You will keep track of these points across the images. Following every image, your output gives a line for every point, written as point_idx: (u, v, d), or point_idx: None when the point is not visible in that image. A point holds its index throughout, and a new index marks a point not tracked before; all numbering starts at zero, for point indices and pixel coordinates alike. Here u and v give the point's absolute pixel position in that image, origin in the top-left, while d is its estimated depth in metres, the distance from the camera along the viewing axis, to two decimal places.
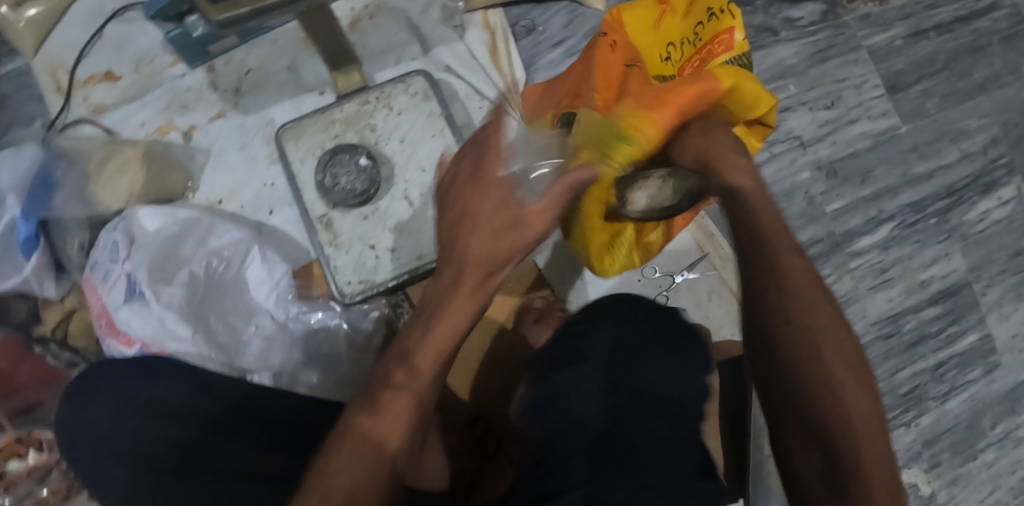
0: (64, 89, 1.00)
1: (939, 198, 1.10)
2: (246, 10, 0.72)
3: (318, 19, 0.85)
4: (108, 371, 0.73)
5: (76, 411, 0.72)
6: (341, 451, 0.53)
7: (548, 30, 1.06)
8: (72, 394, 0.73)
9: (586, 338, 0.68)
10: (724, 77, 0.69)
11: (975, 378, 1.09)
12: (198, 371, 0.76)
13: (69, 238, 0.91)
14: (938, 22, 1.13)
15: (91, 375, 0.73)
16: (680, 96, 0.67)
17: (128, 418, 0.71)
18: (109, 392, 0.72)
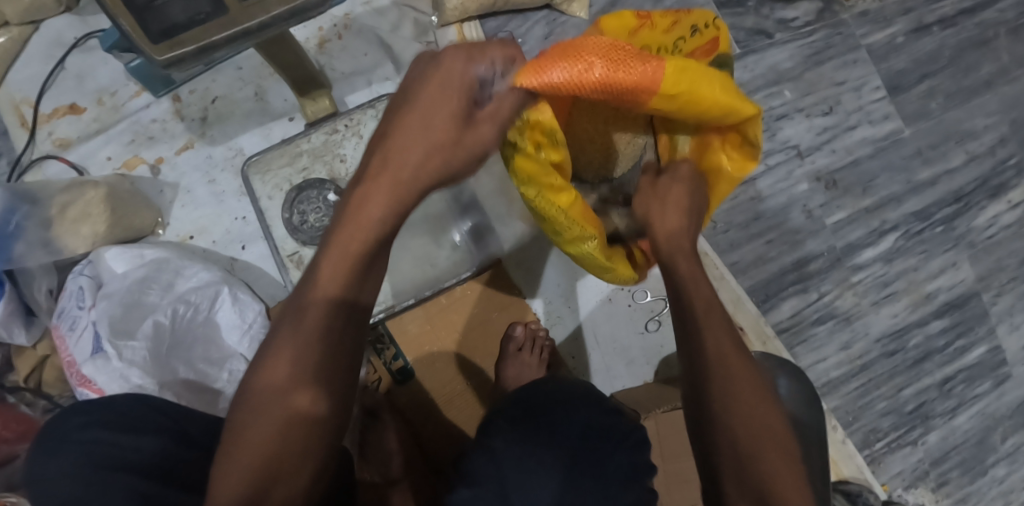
0: (29, 124, 0.96)
1: (945, 205, 1.04)
2: (194, 50, 0.64)
3: (284, 48, 0.82)
4: (73, 428, 0.67)
5: (37, 467, 0.66)
6: (264, 406, 0.53)
7: (526, 43, 1.01)
8: (39, 452, 0.66)
9: (556, 430, 0.66)
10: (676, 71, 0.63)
11: (983, 392, 1.05)
12: (174, 418, 0.71)
13: (37, 283, 0.88)
14: (942, 15, 1.05)
15: (61, 435, 0.67)
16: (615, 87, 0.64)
17: (96, 478, 0.63)
18: (74, 451, 0.66)
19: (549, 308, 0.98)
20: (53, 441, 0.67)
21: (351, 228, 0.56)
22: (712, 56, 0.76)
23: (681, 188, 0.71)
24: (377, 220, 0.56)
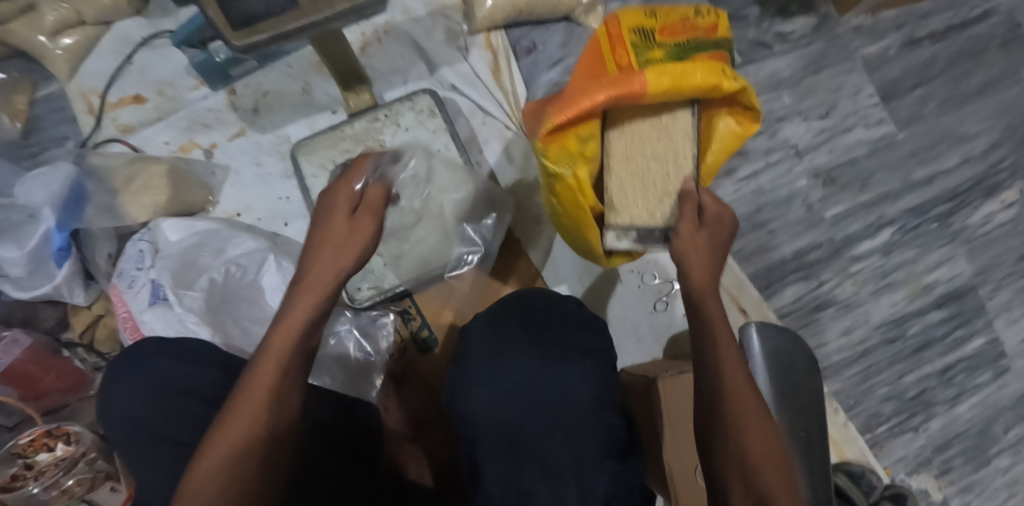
0: (96, 111, 1.07)
1: (941, 202, 1.11)
2: (265, 36, 0.74)
3: (333, 44, 0.91)
4: (148, 357, 0.77)
5: (115, 394, 0.76)
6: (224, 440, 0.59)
7: (546, 50, 1.10)
8: (106, 383, 0.78)
9: (557, 387, 0.73)
10: (660, 76, 0.75)
11: (984, 382, 1.09)
12: (227, 359, 0.80)
13: (98, 248, 0.97)
14: (932, 31, 1.15)
15: (126, 361, 0.78)
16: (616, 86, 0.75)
17: (165, 402, 0.75)
18: (147, 377, 0.76)
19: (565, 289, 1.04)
20: (123, 368, 0.78)
21: (308, 289, 0.66)
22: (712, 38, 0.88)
23: (712, 241, 0.72)
24: (312, 308, 0.65)
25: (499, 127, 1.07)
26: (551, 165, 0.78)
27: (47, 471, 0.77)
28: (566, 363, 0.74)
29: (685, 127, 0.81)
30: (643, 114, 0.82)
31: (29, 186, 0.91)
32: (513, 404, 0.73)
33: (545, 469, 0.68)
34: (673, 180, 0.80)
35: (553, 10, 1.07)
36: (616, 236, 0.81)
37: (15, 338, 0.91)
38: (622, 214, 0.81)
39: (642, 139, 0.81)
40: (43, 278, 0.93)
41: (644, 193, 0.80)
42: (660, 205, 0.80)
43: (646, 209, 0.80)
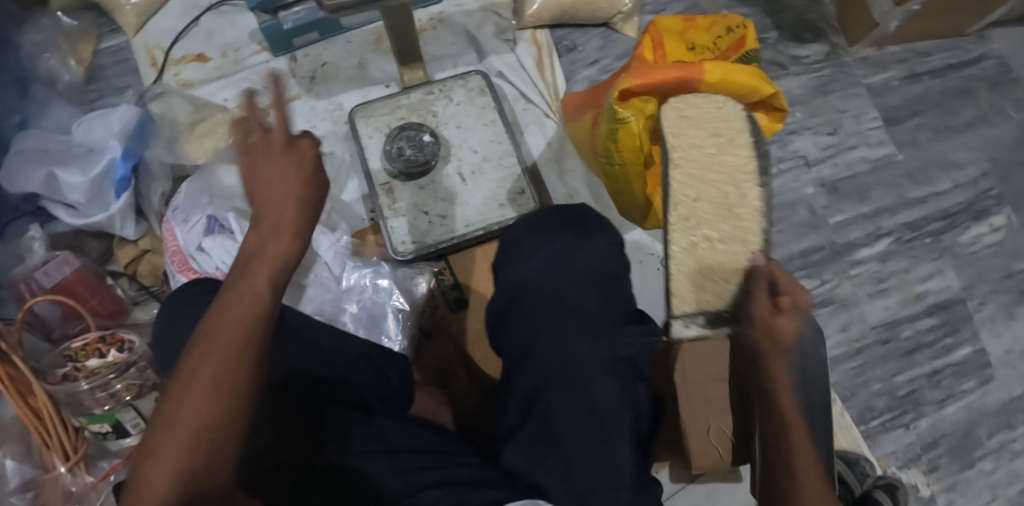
0: (159, 65, 1.13)
1: (934, 220, 1.21)
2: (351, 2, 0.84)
3: (402, 22, 0.98)
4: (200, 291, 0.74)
5: (165, 323, 0.73)
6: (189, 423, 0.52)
7: (585, 51, 1.20)
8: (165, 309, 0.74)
9: (592, 262, 0.77)
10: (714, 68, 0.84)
11: (970, 388, 1.14)
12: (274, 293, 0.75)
13: (153, 185, 1.01)
14: (932, 68, 1.28)
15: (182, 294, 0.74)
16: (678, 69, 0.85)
17: None
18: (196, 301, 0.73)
19: None
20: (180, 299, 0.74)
21: (266, 250, 0.59)
22: (742, 51, 0.94)
23: (791, 329, 0.67)
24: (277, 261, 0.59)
25: (538, 114, 1.15)
26: (618, 111, 0.85)
27: (100, 370, 0.78)
28: (586, 234, 0.79)
29: (753, 201, 0.78)
30: (709, 193, 0.79)
31: (87, 125, 1.00)
32: (554, 284, 0.75)
33: (587, 329, 0.72)
34: (740, 260, 0.76)
35: (592, 15, 1.17)
36: (683, 324, 0.78)
37: (66, 258, 0.94)
38: (688, 300, 0.77)
39: (707, 223, 0.78)
40: (99, 207, 0.98)
41: (709, 277, 0.77)
42: (726, 285, 0.76)
43: (713, 293, 0.76)
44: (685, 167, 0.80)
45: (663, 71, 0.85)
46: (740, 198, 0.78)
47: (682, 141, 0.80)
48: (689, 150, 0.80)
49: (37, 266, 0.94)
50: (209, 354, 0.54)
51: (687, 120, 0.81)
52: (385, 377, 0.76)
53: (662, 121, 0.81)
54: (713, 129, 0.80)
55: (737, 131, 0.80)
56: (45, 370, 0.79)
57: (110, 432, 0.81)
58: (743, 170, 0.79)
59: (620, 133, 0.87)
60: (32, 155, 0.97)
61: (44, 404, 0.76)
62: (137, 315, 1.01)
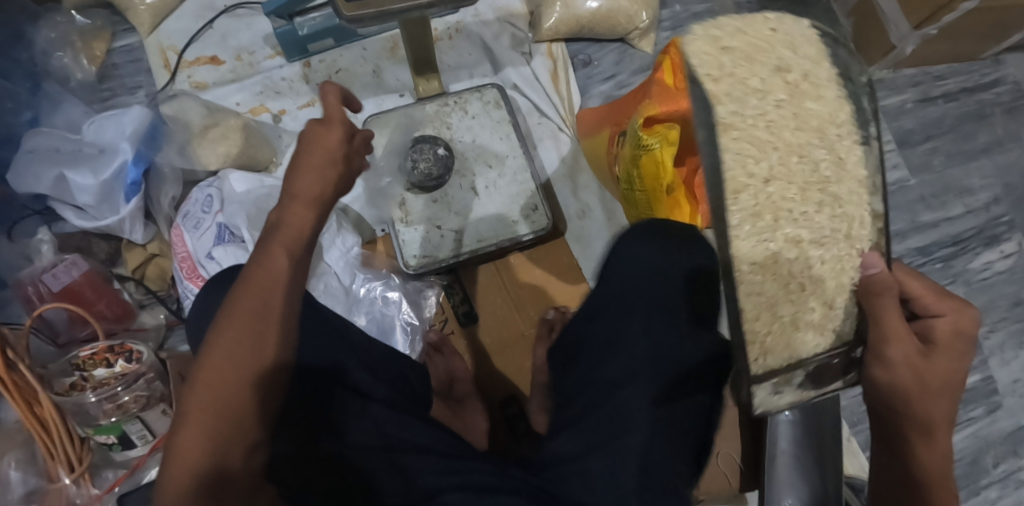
0: (171, 67, 1.12)
1: (945, 245, 1.20)
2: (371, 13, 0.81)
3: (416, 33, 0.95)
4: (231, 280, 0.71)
5: (201, 312, 0.71)
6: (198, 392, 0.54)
7: (601, 65, 1.19)
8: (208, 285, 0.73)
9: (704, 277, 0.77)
10: None
11: (977, 416, 1.14)
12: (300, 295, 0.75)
13: (164, 189, 1.00)
14: (946, 91, 1.28)
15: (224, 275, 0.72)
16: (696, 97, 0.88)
17: None
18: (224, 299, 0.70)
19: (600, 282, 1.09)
20: (222, 277, 0.72)
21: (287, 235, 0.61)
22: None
23: (953, 367, 0.57)
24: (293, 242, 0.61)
25: (552, 128, 1.15)
26: (643, 137, 0.87)
27: (109, 382, 0.78)
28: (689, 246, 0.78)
29: (855, 170, 0.58)
30: (791, 165, 0.57)
31: (99, 125, 0.98)
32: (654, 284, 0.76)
33: (673, 334, 0.74)
34: (847, 272, 0.58)
35: (610, 30, 1.16)
36: (774, 389, 0.59)
37: (74, 261, 0.93)
38: (780, 353, 0.58)
39: (791, 218, 0.57)
40: (109, 210, 0.97)
41: (796, 303, 0.58)
42: (828, 313, 0.59)
43: (815, 331, 0.58)
44: (743, 127, 0.56)
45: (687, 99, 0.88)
46: (837, 171, 0.58)
47: (732, 86, 0.56)
48: (747, 98, 0.56)
49: (45, 269, 0.92)
50: (242, 326, 0.56)
51: (728, 54, 0.57)
52: (410, 383, 0.78)
53: (691, 55, 0.57)
54: (774, 60, 0.58)
55: (812, 63, 0.58)
56: (51, 379, 0.78)
57: (116, 443, 0.80)
58: (835, 122, 0.58)
59: (644, 158, 0.88)
60: (43, 155, 0.95)
61: (50, 414, 0.76)
62: (144, 319, 1.00)
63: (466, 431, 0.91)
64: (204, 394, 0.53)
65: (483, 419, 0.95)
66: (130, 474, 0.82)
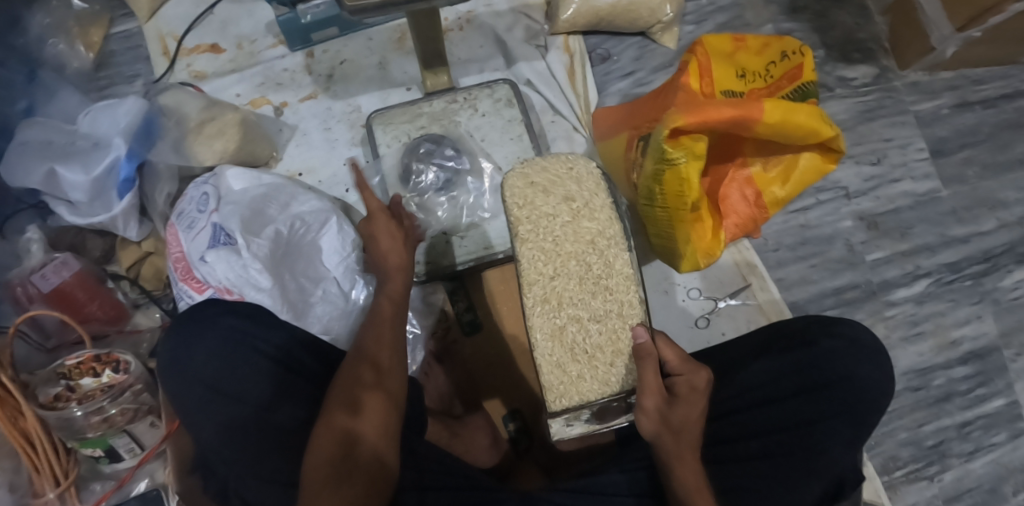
0: (170, 55, 1.07)
1: (976, 261, 1.15)
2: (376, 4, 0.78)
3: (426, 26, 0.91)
4: (206, 318, 0.68)
5: (173, 351, 0.67)
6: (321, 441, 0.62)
7: (620, 61, 1.13)
8: (177, 329, 0.68)
9: (864, 398, 0.68)
10: (772, 110, 0.75)
11: (999, 441, 1.09)
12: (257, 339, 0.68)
13: (159, 186, 0.96)
14: (984, 97, 1.21)
15: (196, 317, 0.68)
16: (724, 108, 0.74)
17: (234, 364, 0.67)
18: (219, 334, 0.67)
19: None
20: (188, 326, 0.68)
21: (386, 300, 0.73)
22: (797, 82, 0.88)
23: (691, 414, 0.65)
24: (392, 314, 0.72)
25: (567, 127, 1.08)
26: (667, 149, 0.73)
27: (93, 395, 0.75)
28: (853, 355, 0.71)
29: (622, 268, 0.72)
30: (568, 267, 0.72)
31: (94, 116, 0.94)
32: (794, 379, 0.71)
33: (777, 426, 0.70)
34: (623, 339, 0.71)
35: (631, 24, 1.09)
36: (565, 421, 0.73)
37: (66, 261, 0.89)
38: (568, 393, 0.71)
39: (573, 303, 0.71)
40: (102, 207, 0.93)
41: (587, 365, 0.71)
42: (610, 369, 0.70)
43: (597, 381, 0.70)
44: (537, 241, 0.72)
45: (716, 108, 0.74)
46: (606, 269, 0.72)
47: (531, 211, 0.73)
48: (539, 221, 0.72)
49: (35, 269, 0.89)
50: (379, 342, 0.69)
51: (534, 188, 0.74)
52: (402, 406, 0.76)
53: (506, 190, 0.74)
54: (564, 192, 0.73)
55: (590, 193, 0.73)
56: (37, 387, 0.75)
57: (102, 456, 0.78)
58: (605, 234, 0.72)
59: (666, 175, 0.75)
60: (35, 147, 0.91)
61: (34, 427, 0.74)
62: (139, 320, 0.97)
63: (466, 452, 0.90)
64: (340, 390, 0.65)
65: (485, 435, 0.93)
66: (117, 489, 0.80)
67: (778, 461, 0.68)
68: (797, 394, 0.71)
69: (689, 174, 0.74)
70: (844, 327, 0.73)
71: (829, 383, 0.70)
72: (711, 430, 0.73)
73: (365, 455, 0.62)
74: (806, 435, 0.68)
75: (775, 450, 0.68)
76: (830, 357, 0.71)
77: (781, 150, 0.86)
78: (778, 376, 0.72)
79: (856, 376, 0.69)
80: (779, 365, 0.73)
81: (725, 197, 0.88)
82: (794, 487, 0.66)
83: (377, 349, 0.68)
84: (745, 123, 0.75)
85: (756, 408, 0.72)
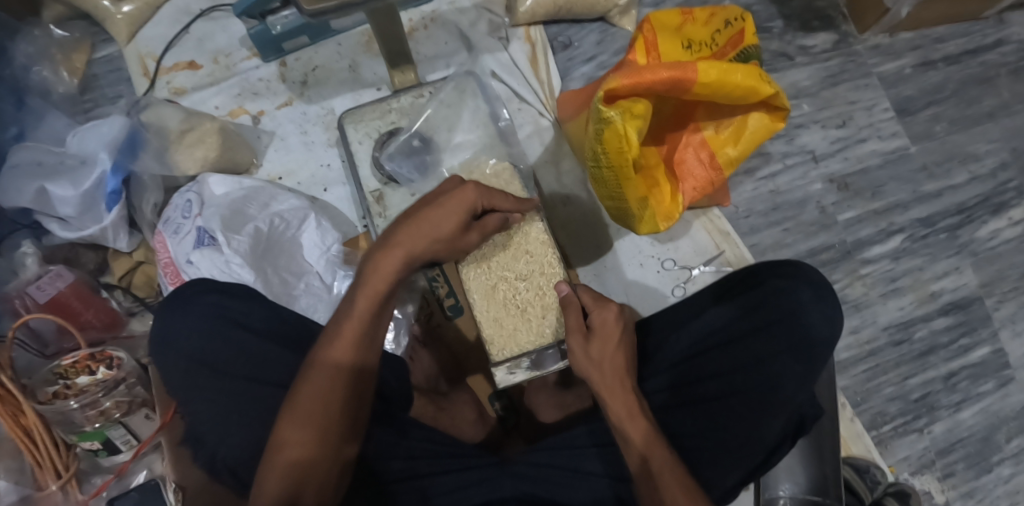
0: (150, 74, 1.12)
1: (950, 215, 1.16)
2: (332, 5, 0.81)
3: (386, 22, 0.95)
4: (196, 294, 0.71)
5: (161, 328, 0.71)
6: (288, 431, 0.65)
7: (582, 46, 1.16)
8: (166, 307, 0.72)
9: (808, 331, 0.72)
10: (704, 70, 0.77)
11: (987, 390, 1.10)
12: (239, 313, 0.71)
13: (146, 197, 1.01)
14: (947, 54, 1.22)
15: (182, 296, 0.72)
16: (659, 71, 0.77)
17: (218, 338, 0.70)
18: (204, 311, 0.70)
19: (587, 267, 1.08)
20: (177, 302, 0.71)
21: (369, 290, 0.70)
22: (739, 47, 0.89)
23: (609, 348, 0.70)
24: (360, 317, 0.69)
25: (533, 113, 1.12)
26: (602, 110, 0.76)
27: (87, 390, 0.79)
28: (798, 291, 0.74)
29: (537, 236, 0.86)
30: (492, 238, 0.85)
31: (81, 136, 0.99)
32: (746, 317, 0.74)
33: (732, 366, 0.72)
34: (548, 296, 0.85)
35: (589, 10, 1.13)
36: (508, 370, 0.85)
37: (60, 272, 0.94)
38: (508, 345, 0.84)
39: (501, 267, 0.85)
40: (91, 220, 0.98)
41: (520, 319, 0.85)
42: (542, 321, 0.84)
43: (532, 333, 0.84)
44: None
45: (653, 71, 0.77)
46: (524, 237, 0.86)
47: None
48: None
49: (30, 281, 0.94)
50: (343, 348, 0.68)
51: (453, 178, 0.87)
52: (381, 379, 0.75)
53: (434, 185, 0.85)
54: None
55: None
56: (36, 388, 0.80)
57: (101, 449, 0.82)
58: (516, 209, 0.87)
59: (605, 134, 0.78)
60: (26, 169, 0.96)
61: (35, 423, 0.78)
62: (134, 327, 1.02)
63: (452, 425, 0.90)
64: (299, 411, 0.66)
65: (471, 409, 0.94)
66: (116, 479, 0.83)
67: (738, 400, 0.70)
68: (749, 334, 0.73)
69: (627, 133, 0.76)
70: (790, 269, 0.76)
71: (778, 321, 0.73)
72: (673, 375, 0.76)
73: (314, 470, 0.65)
74: (758, 374, 0.71)
75: (733, 391, 0.71)
76: (779, 295, 0.74)
77: (730, 112, 0.87)
78: (731, 321, 0.75)
79: (801, 312, 0.72)
80: (731, 310, 0.76)
81: (680, 162, 0.91)
82: (755, 426, 0.69)
83: (345, 362, 0.68)
84: (681, 84, 0.78)
85: (710, 352, 0.75)
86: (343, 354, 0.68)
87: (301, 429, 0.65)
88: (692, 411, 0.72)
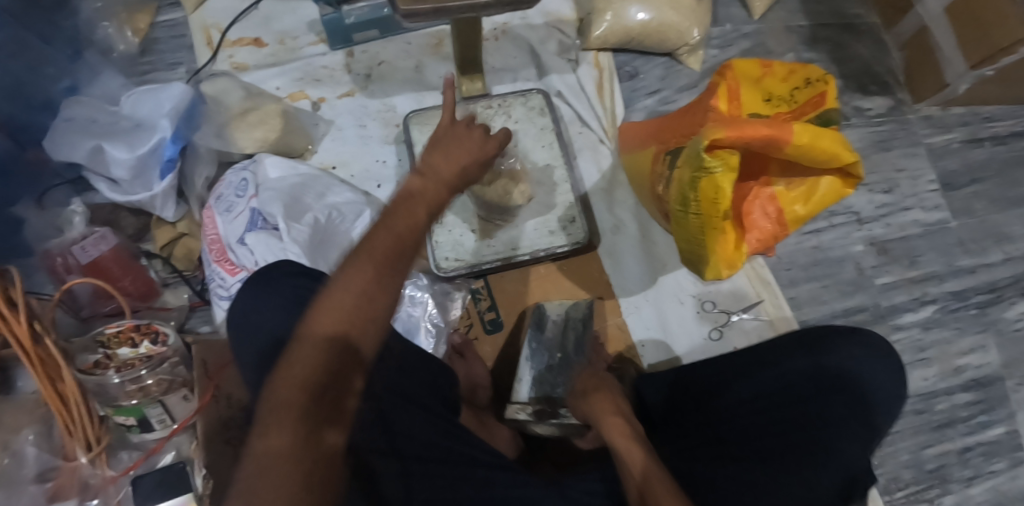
0: (213, 45, 1.10)
1: (981, 292, 1.18)
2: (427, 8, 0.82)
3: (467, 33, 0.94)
4: (281, 276, 0.75)
5: (242, 309, 0.74)
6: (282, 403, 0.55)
7: (646, 79, 1.19)
8: (251, 285, 0.76)
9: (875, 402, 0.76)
10: (802, 132, 0.77)
11: (999, 469, 1.11)
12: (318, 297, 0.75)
13: (198, 170, 0.99)
14: (994, 134, 1.25)
15: (269, 275, 0.76)
16: (756, 127, 0.77)
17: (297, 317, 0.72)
18: (286, 290, 0.74)
19: (629, 299, 1.07)
20: (262, 281, 0.75)
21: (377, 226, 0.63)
22: (819, 109, 0.91)
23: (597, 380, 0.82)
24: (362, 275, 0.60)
25: (592, 139, 1.13)
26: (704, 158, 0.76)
27: (131, 365, 0.77)
28: (875, 365, 0.78)
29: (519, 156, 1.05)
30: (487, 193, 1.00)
31: (137, 98, 0.97)
32: (818, 377, 0.77)
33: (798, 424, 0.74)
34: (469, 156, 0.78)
35: (659, 45, 1.16)
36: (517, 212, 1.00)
37: (104, 235, 0.92)
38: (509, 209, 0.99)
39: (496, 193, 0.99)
40: (141, 186, 0.96)
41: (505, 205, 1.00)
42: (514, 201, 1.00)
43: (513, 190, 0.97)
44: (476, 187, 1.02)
45: (752, 125, 0.77)
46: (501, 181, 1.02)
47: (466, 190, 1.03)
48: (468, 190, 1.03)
49: (75, 241, 0.92)
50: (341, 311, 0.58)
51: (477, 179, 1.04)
52: (437, 384, 0.79)
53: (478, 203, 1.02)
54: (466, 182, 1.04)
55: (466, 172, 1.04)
56: (76, 354, 0.77)
57: (134, 425, 0.81)
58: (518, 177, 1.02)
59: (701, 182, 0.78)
60: (80, 124, 0.94)
61: (71, 392, 0.75)
62: (167, 298, 0.99)
63: (491, 440, 0.93)
64: (291, 387, 0.55)
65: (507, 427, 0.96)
66: (146, 459, 0.82)
67: (802, 458, 0.71)
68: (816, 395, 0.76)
69: (723, 184, 0.77)
70: (860, 336, 0.80)
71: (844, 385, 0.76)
72: (726, 428, 0.75)
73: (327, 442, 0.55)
74: (821, 432, 0.73)
75: (794, 447, 0.72)
76: (847, 364, 0.77)
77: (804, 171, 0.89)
78: (788, 383, 0.77)
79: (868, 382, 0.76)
80: (801, 365, 0.78)
81: (748, 213, 0.91)
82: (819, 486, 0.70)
83: (343, 320, 0.58)
84: (778, 145, 0.78)
85: (773, 407, 0.76)
86: (333, 316, 0.58)
87: (292, 412, 0.54)
88: (766, 465, 0.70)
